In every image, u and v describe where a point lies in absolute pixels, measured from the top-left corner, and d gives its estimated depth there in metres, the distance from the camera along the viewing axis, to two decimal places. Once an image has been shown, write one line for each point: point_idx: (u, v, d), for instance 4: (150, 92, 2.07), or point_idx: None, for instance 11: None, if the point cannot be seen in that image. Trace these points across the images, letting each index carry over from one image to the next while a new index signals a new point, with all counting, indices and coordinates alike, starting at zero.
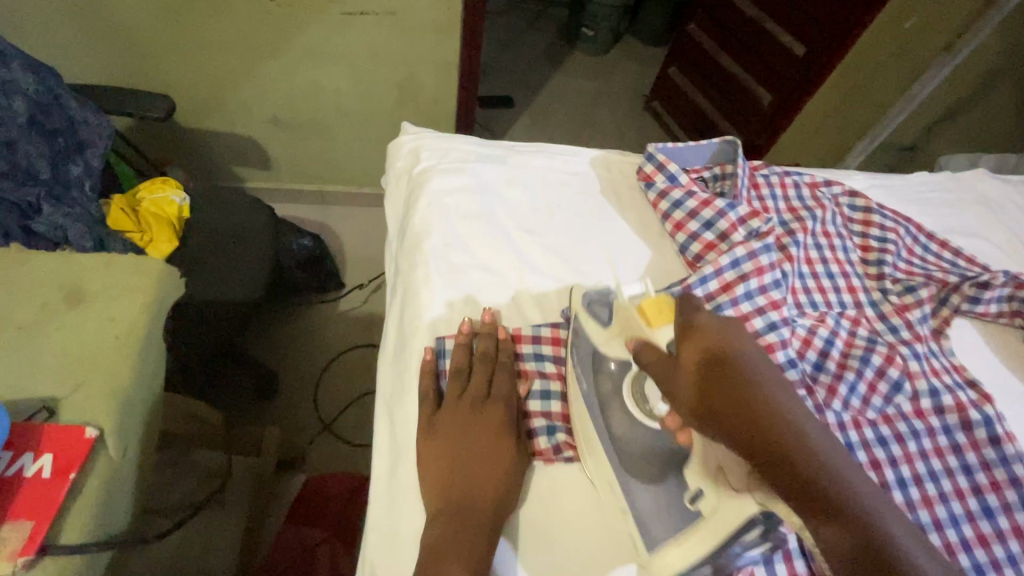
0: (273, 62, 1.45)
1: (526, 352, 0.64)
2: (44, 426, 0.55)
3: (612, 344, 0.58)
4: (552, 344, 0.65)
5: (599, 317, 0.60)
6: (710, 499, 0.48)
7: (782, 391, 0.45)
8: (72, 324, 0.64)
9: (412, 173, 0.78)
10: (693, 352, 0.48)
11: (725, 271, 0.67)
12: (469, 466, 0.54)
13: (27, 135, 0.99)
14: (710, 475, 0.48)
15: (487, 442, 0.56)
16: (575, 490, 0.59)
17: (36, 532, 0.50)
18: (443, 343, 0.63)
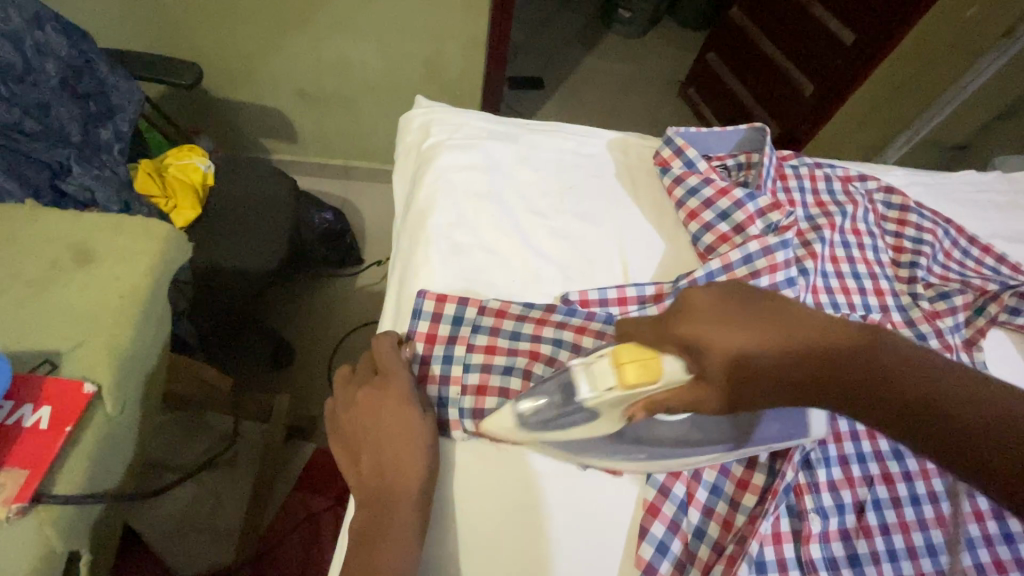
0: (301, 34, 1.44)
1: (504, 329, 0.59)
2: (44, 379, 0.56)
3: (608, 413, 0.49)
4: (534, 321, 0.60)
5: (576, 421, 0.50)
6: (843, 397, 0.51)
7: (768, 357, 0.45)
8: (77, 282, 0.65)
9: (422, 148, 0.76)
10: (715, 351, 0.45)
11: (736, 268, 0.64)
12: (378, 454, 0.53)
13: (60, 98, 1.01)
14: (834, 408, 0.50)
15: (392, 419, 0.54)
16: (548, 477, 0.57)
17: (30, 482, 0.51)
18: (423, 300, 0.61)
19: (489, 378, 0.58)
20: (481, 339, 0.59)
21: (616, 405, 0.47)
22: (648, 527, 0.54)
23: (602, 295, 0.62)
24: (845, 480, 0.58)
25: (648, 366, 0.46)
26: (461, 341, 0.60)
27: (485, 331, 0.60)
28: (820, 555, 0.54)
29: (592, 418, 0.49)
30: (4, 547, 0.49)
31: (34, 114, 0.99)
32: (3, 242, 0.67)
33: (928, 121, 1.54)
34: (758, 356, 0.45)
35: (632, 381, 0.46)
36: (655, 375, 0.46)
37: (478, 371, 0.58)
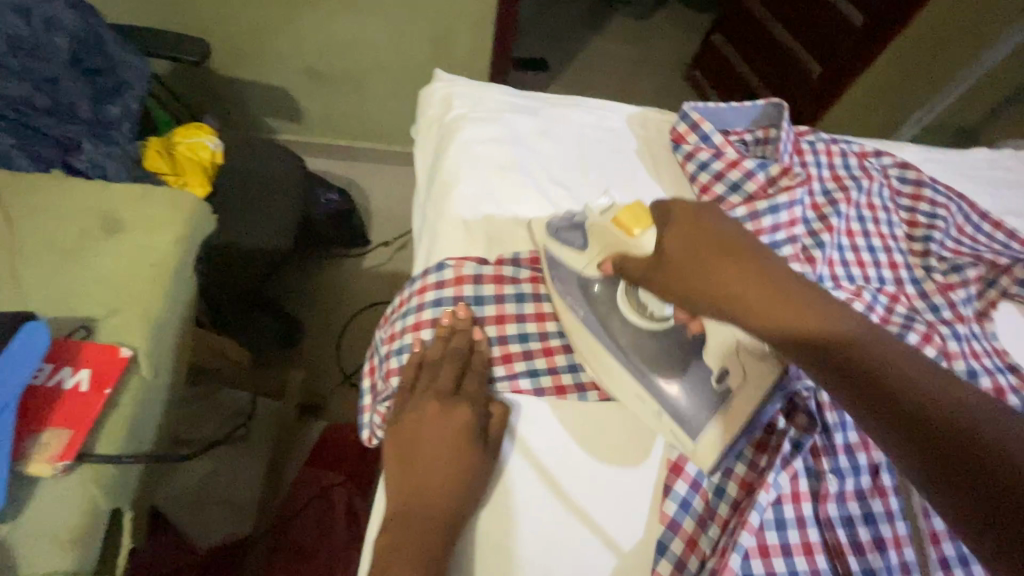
0: (310, 10, 1.43)
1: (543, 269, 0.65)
2: (82, 343, 0.57)
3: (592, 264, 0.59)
4: (492, 282, 0.64)
5: (573, 243, 0.62)
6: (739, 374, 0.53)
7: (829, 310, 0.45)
8: (107, 250, 0.65)
9: (444, 121, 0.77)
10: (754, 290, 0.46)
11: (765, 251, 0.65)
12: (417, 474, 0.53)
13: (69, 72, 1.00)
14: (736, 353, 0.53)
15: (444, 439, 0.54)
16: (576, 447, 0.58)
17: (74, 441, 0.52)
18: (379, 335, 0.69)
19: (519, 383, 0.60)
20: (446, 309, 0.62)
21: (602, 240, 0.59)
22: (672, 485, 0.56)
23: None
24: (862, 443, 0.59)
25: (642, 220, 0.56)
26: (509, 320, 0.63)
27: (530, 299, 0.64)
28: (836, 513, 0.56)
29: (581, 249, 0.61)
30: (51, 502, 0.51)
31: (45, 89, 0.98)
32: (32, 210, 0.67)
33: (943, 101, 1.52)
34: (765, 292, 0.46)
35: (619, 224, 0.57)
36: (638, 229, 0.56)
37: (506, 380, 0.60)
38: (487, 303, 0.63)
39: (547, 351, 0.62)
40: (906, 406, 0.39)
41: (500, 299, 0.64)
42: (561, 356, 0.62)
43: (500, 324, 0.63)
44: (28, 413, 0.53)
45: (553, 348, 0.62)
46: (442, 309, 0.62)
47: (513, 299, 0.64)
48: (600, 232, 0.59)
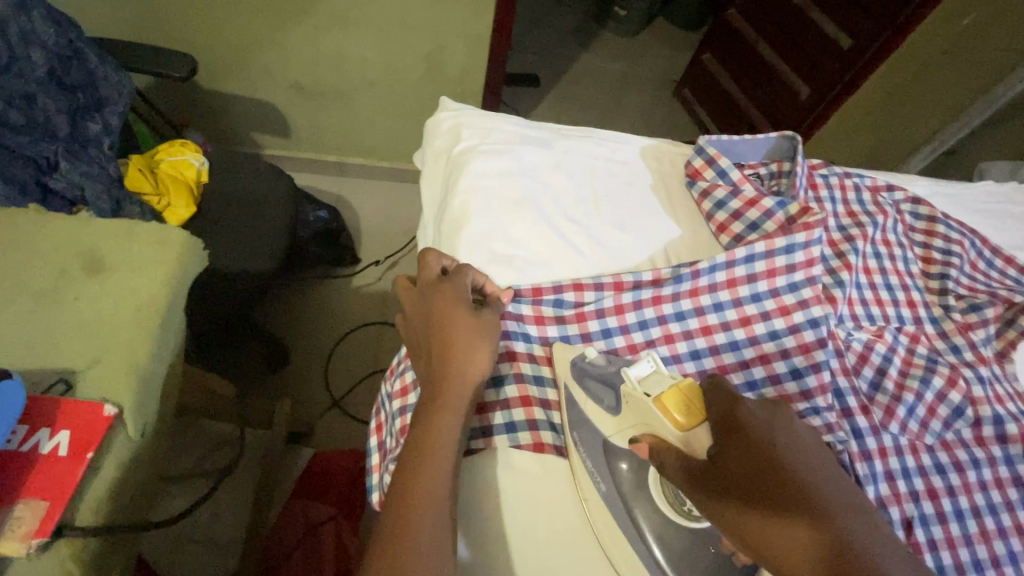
0: (300, 26, 1.39)
1: (547, 300, 0.62)
2: (60, 400, 0.52)
3: (620, 436, 0.55)
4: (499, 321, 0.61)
5: (601, 400, 0.57)
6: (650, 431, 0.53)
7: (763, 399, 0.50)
8: (88, 294, 0.61)
9: (452, 153, 0.73)
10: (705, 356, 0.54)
11: (784, 293, 0.63)
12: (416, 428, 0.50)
13: (45, 88, 0.95)
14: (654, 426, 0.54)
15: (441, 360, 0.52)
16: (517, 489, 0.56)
17: (51, 513, 0.47)
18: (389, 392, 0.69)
19: (540, 437, 0.58)
20: None
21: (640, 415, 0.54)
22: None
23: (636, 278, 0.64)
24: (892, 496, 0.58)
25: (695, 414, 0.51)
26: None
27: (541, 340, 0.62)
28: None
29: (613, 409, 0.56)
30: None
31: (18, 106, 0.92)
32: (5, 250, 0.62)
33: (956, 131, 1.52)
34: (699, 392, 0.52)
35: (665, 407, 0.52)
36: (693, 422, 0.51)
37: (527, 430, 0.58)
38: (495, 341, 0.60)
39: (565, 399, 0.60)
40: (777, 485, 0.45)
41: (507, 338, 0.61)
42: None
43: (513, 363, 0.60)
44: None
45: None
46: None
47: (522, 336, 0.61)
48: (642, 407, 0.54)
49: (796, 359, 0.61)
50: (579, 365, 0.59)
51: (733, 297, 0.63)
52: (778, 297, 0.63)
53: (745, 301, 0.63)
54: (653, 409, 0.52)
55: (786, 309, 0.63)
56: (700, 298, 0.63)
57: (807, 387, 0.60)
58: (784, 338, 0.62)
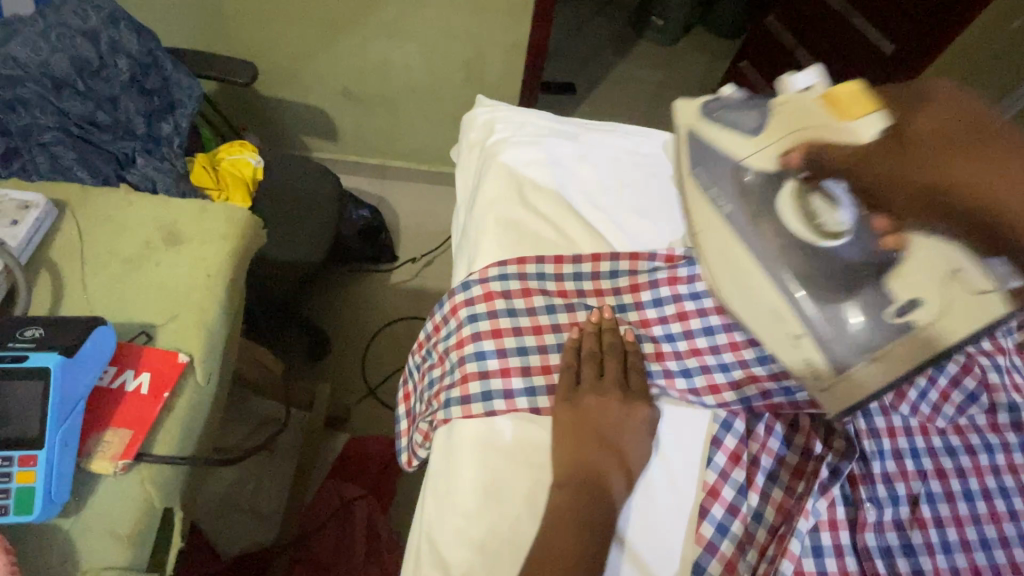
0: (350, 35, 1.50)
1: (577, 305, 0.66)
2: (142, 348, 0.61)
3: (762, 154, 0.58)
4: (521, 297, 0.64)
5: (743, 128, 0.61)
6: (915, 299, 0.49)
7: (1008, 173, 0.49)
8: (166, 261, 0.69)
9: (486, 144, 0.80)
10: (927, 122, 0.53)
11: None
12: (580, 457, 0.55)
13: (127, 91, 1.07)
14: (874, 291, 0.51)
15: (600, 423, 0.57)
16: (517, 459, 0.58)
17: (134, 440, 0.55)
18: (415, 358, 0.73)
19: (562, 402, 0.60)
20: (483, 326, 0.62)
21: (783, 131, 0.57)
22: (708, 508, 0.56)
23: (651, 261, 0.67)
24: (900, 473, 0.58)
25: (863, 104, 0.54)
26: (506, 335, 0.62)
27: (562, 311, 0.65)
28: (876, 544, 0.55)
29: (752, 132, 0.60)
30: (112, 498, 0.54)
31: (103, 106, 1.04)
32: (98, 221, 0.72)
33: None
34: (939, 139, 0.52)
35: (834, 104, 0.55)
36: (852, 115, 0.53)
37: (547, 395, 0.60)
38: (521, 316, 0.63)
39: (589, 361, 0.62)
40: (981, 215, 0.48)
41: (531, 312, 0.64)
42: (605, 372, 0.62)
43: (537, 334, 0.63)
44: (92, 413, 0.56)
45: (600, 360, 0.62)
46: (478, 325, 0.62)
47: (546, 309, 0.64)
48: (801, 109, 0.57)
49: None
50: (715, 115, 0.63)
51: None
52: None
53: None
54: (819, 118, 0.55)
55: None
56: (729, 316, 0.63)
57: None
58: None
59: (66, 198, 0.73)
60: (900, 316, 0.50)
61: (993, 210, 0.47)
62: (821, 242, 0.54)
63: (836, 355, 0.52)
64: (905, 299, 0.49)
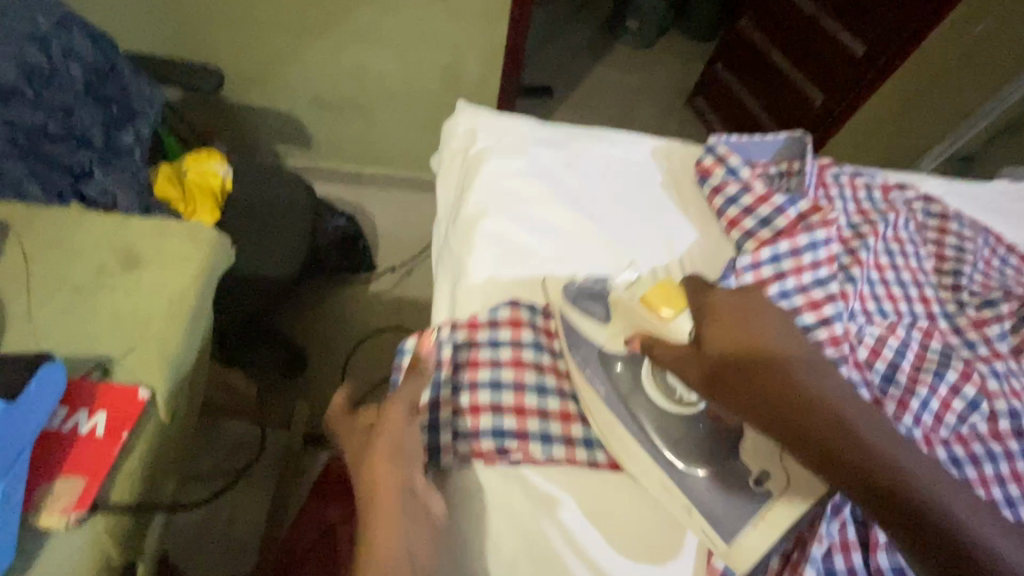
0: (321, 39, 1.44)
1: (482, 339, 0.61)
2: (96, 385, 0.55)
3: (614, 341, 0.58)
4: (509, 328, 0.62)
5: (593, 312, 0.60)
6: (779, 480, 0.52)
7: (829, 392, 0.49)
8: (124, 287, 0.64)
9: (468, 153, 0.76)
10: (717, 334, 0.53)
11: (809, 287, 0.64)
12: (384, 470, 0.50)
13: (82, 101, 0.99)
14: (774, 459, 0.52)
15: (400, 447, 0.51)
16: (589, 528, 0.56)
17: (88, 490, 0.50)
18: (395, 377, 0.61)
19: (529, 447, 0.57)
20: (463, 357, 0.60)
21: (630, 320, 0.57)
22: (719, 537, 0.54)
23: None
24: None
25: (673, 301, 0.56)
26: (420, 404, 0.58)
27: (546, 352, 0.63)
28: (889, 565, 0.53)
29: (603, 320, 0.59)
30: (64, 556, 0.48)
31: (57, 117, 0.96)
32: (46, 244, 0.66)
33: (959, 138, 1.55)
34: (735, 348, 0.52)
35: (648, 302, 0.56)
36: (675, 308, 0.55)
37: (514, 437, 0.57)
38: (504, 348, 0.61)
39: (563, 415, 0.60)
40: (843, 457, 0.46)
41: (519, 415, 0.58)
42: (577, 428, 0.60)
43: (518, 417, 0.58)
44: (38, 463, 0.51)
45: (568, 416, 0.60)
46: (461, 355, 0.61)
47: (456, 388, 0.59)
48: (628, 309, 0.57)
49: (829, 350, 0.60)
50: (571, 288, 0.62)
51: (754, 261, 0.65)
52: (807, 292, 0.64)
53: (763, 263, 0.65)
54: (641, 310, 0.56)
55: (815, 303, 0.63)
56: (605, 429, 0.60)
57: (817, 338, 0.61)
58: (816, 329, 0.61)
59: (11, 221, 0.67)
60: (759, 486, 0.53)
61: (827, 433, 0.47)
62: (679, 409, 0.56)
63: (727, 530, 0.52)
64: (757, 470, 0.53)
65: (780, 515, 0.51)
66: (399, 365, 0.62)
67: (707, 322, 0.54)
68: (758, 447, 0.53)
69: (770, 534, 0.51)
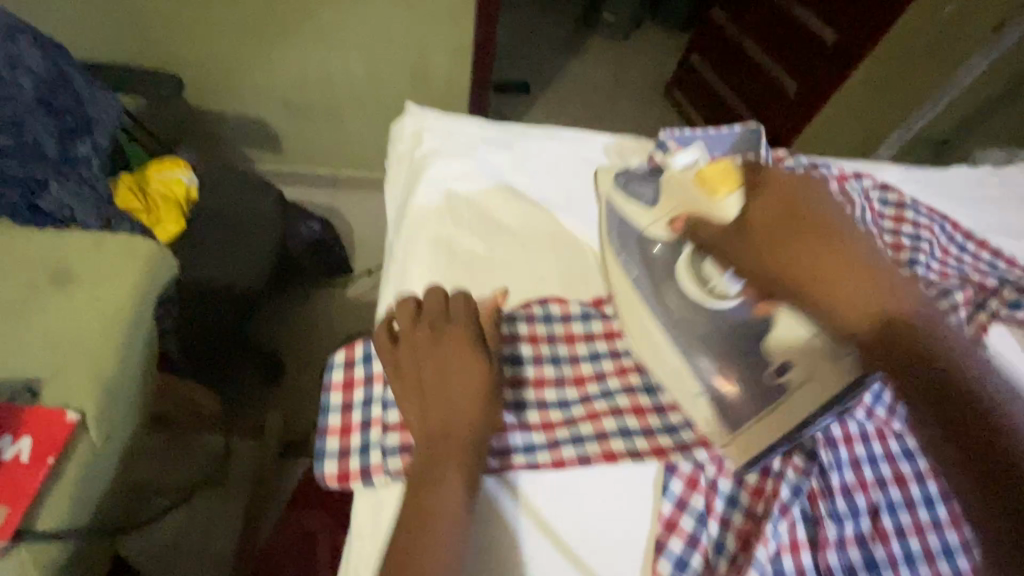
0: (283, 41, 1.41)
1: None
2: (23, 408, 0.53)
3: (655, 225, 0.63)
4: None
5: (641, 197, 0.65)
6: (804, 372, 0.51)
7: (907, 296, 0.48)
8: (58, 304, 0.62)
9: (415, 156, 0.75)
10: (767, 204, 0.53)
11: None
12: (432, 415, 0.50)
13: (33, 112, 0.95)
14: (804, 346, 0.51)
15: (452, 376, 0.51)
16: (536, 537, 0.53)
17: (11, 518, 0.48)
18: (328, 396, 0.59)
19: None
20: None
21: (680, 198, 0.61)
22: (665, 542, 0.52)
23: (513, 318, 0.62)
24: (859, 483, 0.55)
25: (728, 181, 0.58)
26: (354, 430, 0.57)
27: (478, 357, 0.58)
28: (836, 561, 0.52)
29: (651, 203, 0.64)
30: None
31: (7, 130, 0.91)
32: None
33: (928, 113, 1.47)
34: (790, 233, 0.51)
35: (705, 180, 0.59)
36: (727, 188, 0.57)
37: None
38: None
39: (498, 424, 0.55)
40: (919, 363, 0.45)
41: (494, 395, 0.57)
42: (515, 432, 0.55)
43: None
44: None
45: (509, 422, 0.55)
46: None
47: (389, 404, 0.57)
48: (682, 185, 0.62)
49: None
50: (622, 176, 0.68)
51: None
52: None
53: None
54: (694, 184, 0.60)
55: None
56: (555, 431, 0.56)
57: None
58: None
59: None
60: (779, 377, 0.53)
61: (906, 341, 0.46)
62: (714, 303, 0.58)
63: (737, 423, 0.54)
64: (778, 360, 0.53)
65: (804, 400, 0.51)
66: (332, 382, 0.60)
67: (762, 199, 0.54)
68: (782, 338, 0.53)
69: (779, 426, 0.52)
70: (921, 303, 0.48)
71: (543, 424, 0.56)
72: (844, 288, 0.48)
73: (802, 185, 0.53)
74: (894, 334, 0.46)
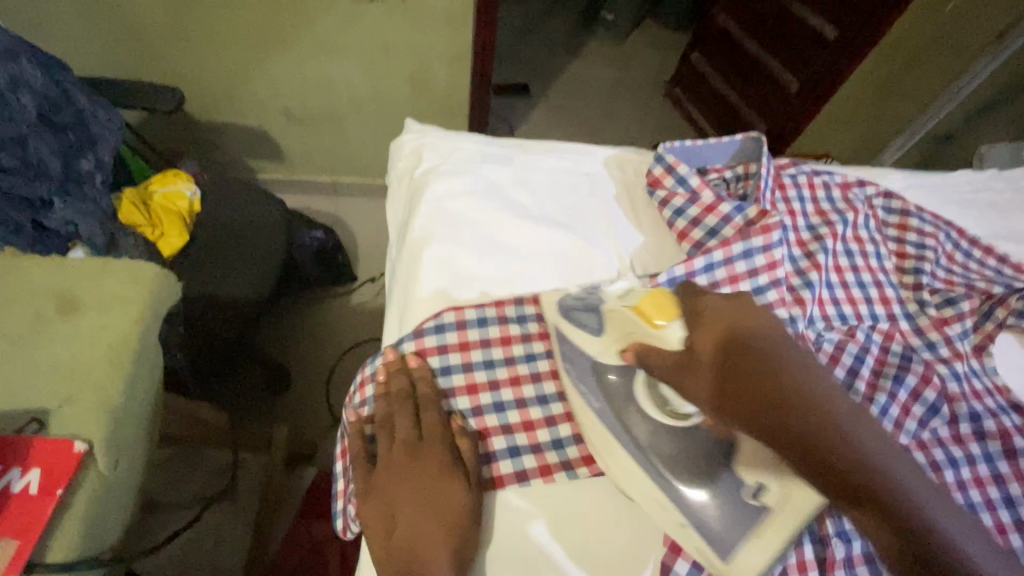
0: (282, 53, 1.41)
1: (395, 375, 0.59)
2: (31, 440, 0.53)
3: (607, 354, 0.55)
4: (458, 349, 0.60)
5: (587, 325, 0.57)
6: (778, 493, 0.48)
7: (855, 425, 0.43)
8: (64, 333, 0.63)
9: (415, 175, 0.75)
10: (705, 337, 0.48)
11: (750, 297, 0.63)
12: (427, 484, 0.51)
13: (37, 130, 0.95)
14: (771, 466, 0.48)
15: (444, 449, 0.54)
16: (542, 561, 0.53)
17: (22, 550, 0.48)
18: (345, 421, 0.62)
19: None
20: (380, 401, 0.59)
21: (620, 327, 0.54)
22: (670, 565, 0.52)
23: (519, 316, 0.62)
24: None
25: (665, 309, 0.51)
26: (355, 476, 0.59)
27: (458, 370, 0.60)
28: None
29: (597, 331, 0.56)
30: None
31: (11, 150, 0.92)
32: None
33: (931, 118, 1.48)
34: (731, 358, 0.46)
35: (640, 311, 0.52)
36: (666, 315, 0.51)
37: None
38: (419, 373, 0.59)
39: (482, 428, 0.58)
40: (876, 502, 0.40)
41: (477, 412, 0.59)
42: (495, 432, 0.58)
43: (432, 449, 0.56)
44: None
45: (489, 425, 0.58)
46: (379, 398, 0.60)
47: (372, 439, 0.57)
48: (618, 316, 0.54)
49: None
50: (565, 303, 0.59)
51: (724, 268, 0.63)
52: None
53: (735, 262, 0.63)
54: (635, 318, 0.52)
55: None
56: (537, 433, 0.58)
57: None
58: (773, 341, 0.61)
59: None
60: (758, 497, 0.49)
61: (860, 484, 0.41)
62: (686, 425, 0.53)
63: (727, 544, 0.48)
64: (752, 481, 0.49)
65: (785, 521, 0.47)
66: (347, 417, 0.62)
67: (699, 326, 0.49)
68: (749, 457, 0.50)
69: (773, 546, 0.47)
70: (860, 421, 0.44)
71: (524, 425, 0.59)
72: (796, 427, 0.43)
73: (737, 307, 0.49)
74: (850, 474, 0.41)
